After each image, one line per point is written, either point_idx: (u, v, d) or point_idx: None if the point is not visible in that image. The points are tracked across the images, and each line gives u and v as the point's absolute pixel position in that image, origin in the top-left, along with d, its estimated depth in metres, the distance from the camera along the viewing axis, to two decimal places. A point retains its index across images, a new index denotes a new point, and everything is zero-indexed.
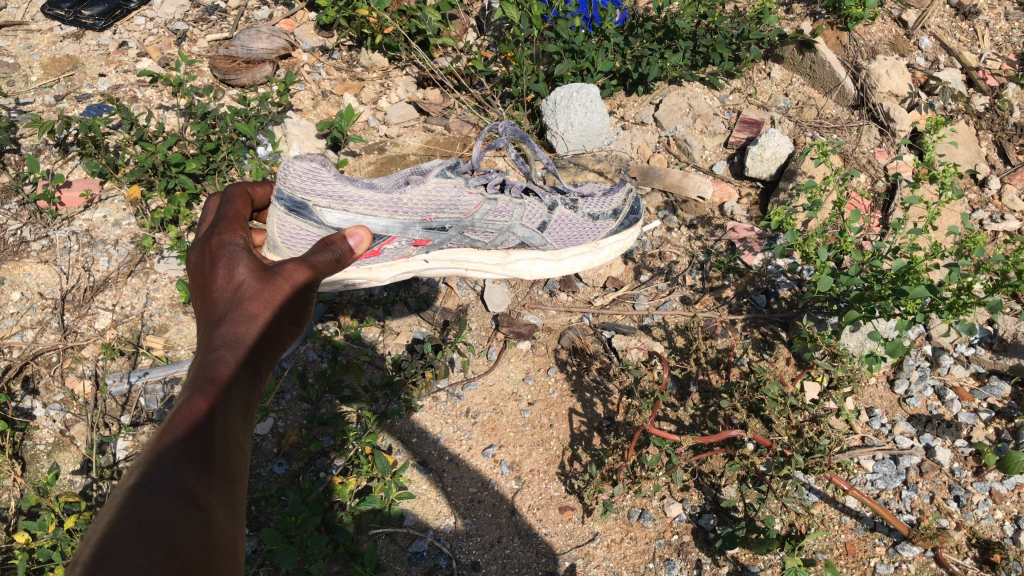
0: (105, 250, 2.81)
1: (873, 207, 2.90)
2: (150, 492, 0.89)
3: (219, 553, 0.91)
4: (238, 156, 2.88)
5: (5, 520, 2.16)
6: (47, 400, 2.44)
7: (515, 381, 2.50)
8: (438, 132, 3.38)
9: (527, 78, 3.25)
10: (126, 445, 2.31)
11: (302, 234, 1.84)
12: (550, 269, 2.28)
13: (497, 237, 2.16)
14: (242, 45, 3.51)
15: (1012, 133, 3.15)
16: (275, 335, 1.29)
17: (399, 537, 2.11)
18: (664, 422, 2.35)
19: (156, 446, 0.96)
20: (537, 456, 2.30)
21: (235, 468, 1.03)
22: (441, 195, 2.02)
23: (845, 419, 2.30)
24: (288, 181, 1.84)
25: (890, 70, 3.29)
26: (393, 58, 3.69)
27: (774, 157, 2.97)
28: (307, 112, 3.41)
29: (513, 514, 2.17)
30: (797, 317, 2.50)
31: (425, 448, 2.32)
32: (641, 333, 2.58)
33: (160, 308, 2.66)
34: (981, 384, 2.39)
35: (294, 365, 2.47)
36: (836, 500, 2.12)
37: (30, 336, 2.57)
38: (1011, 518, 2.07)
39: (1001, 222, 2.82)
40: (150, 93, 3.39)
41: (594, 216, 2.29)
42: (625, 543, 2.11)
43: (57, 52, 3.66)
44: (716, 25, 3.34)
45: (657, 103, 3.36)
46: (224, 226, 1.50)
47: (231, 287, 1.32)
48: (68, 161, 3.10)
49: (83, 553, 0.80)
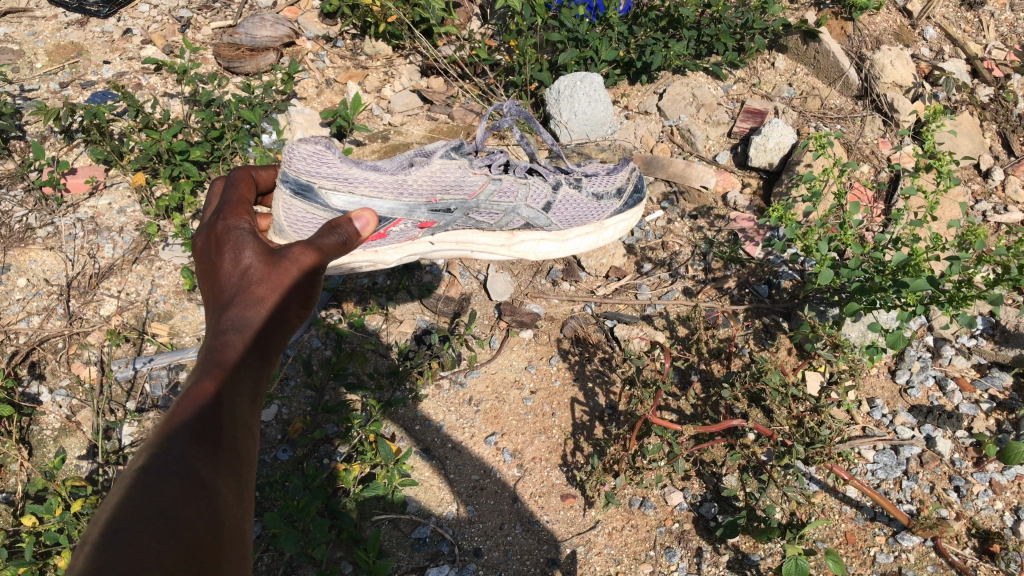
0: (110, 237, 2.83)
1: (876, 197, 2.90)
2: (160, 472, 0.91)
3: (227, 534, 0.93)
4: (242, 144, 2.91)
5: (13, 503, 2.20)
6: (52, 385, 2.47)
7: (518, 369, 2.52)
8: (441, 120, 3.38)
9: (530, 67, 3.24)
10: (132, 431, 2.34)
11: (308, 217, 1.85)
12: (555, 249, 2.29)
13: (502, 218, 2.18)
14: (247, 33, 3.54)
15: (1016, 124, 3.15)
16: (283, 318, 1.31)
17: (401, 523, 2.13)
18: (665, 412, 2.36)
19: (164, 429, 0.97)
20: (539, 444, 2.32)
21: (242, 451, 1.05)
22: (446, 176, 2.03)
23: (846, 410, 2.31)
24: (294, 164, 1.84)
25: (895, 59, 3.24)
26: (396, 46, 3.68)
27: (777, 147, 2.97)
28: (310, 100, 3.43)
29: (515, 502, 2.19)
30: (799, 307, 2.51)
31: (427, 436, 2.33)
32: (642, 323, 2.60)
33: (165, 295, 2.67)
34: (982, 375, 2.41)
35: (298, 353, 2.49)
36: (836, 490, 2.14)
37: (36, 322, 2.60)
38: (1011, 509, 2.08)
39: (1005, 213, 2.83)
40: (155, 81, 3.40)
41: (598, 195, 2.32)
42: (625, 531, 2.13)
43: (62, 39, 3.67)
44: (719, 14, 3.31)
45: (661, 93, 3.36)
46: (229, 210, 1.50)
47: (237, 272, 1.33)
48: (73, 148, 3.11)
49: (91, 532, 0.81)
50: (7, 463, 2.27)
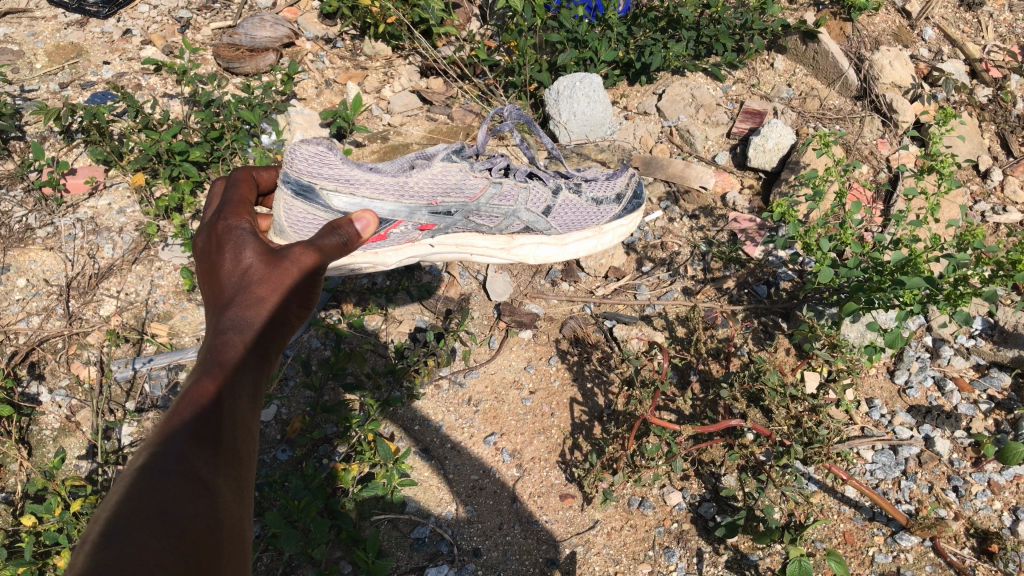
0: (110, 237, 2.83)
1: (875, 198, 2.90)
2: (159, 471, 0.91)
3: (226, 534, 0.93)
4: (242, 145, 2.91)
5: (13, 503, 2.20)
6: (52, 385, 2.47)
7: (517, 369, 2.52)
8: (441, 121, 3.39)
9: (530, 67, 3.25)
10: (132, 431, 2.34)
11: (308, 218, 1.85)
12: (554, 253, 2.28)
13: (502, 221, 2.18)
14: (247, 33, 3.54)
15: (1014, 125, 3.15)
16: (283, 318, 1.31)
17: (400, 523, 2.13)
18: (664, 412, 2.36)
19: (164, 428, 0.98)
20: (538, 444, 2.32)
21: (241, 450, 1.05)
22: (447, 179, 2.03)
23: (845, 410, 2.32)
24: (295, 165, 1.84)
25: (894, 60, 3.24)
26: (396, 46, 3.68)
27: (776, 147, 2.97)
28: (310, 101, 3.43)
29: (514, 502, 2.20)
30: (798, 307, 2.52)
31: (427, 436, 2.33)
32: (641, 324, 2.60)
33: (165, 295, 2.68)
34: (981, 375, 2.41)
35: (297, 353, 2.49)
36: (835, 490, 2.14)
37: (36, 322, 2.60)
38: (1010, 509, 2.08)
39: (1004, 214, 2.84)
40: (155, 81, 3.41)
41: (598, 200, 2.32)
42: (625, 531, 2.13)
43: (62, 39, 3.67)
44: (719, 15, 3.32)
45: (660, 93, 3.36)
46: (230, 210, 1.51)
47: (238, 271, 1.33)
48: (73, 149, 3.11)
49: (91, 530, 0.81)
50: (7, 463, 2.27)
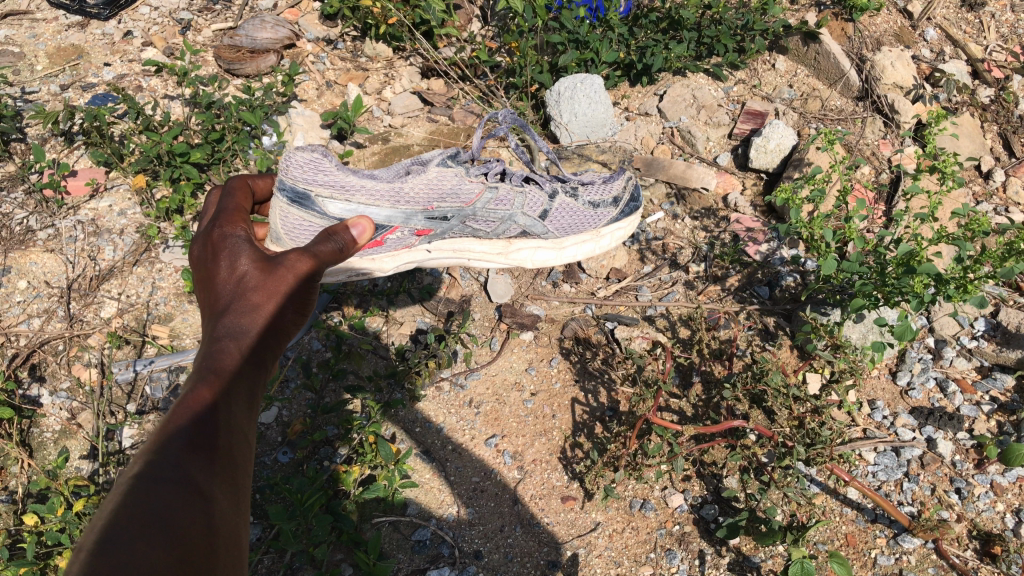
0: (110, 239, 2.83)
1: (878, 198, 2.89)
2: (156, 479, 0.90)
3: (223, 540, 0.93)
4: (243, 147, 2.91)
5: (14, 504, 2.20)
6: (53, 387, 2.47)
7: (518, 371, 2.51)
8: (442, 122, 3.38)
9: (531, 68, 3.24)
10: (133, 433, 2.34)
11: (305, 224, 1.86)
12: (552, 257, 2.30)
13: (499, 226, 2.17)
14: (247, 35, 3.55)
15: (1017, 125, 3.15)
16: (280, 324, 1.31)
17: (401, 525, 2.12)
18: (667, 413, 2.34)
19: (160, 436, 0.97)
20: (540, 446, 2.32)
21: (238, 458, 1.05)
22: (442, 184, 2.03)
23: (847, 411, 2.31)
24: (290, 172, 1.85)
25: (896, 61, 3.25)
26: (397, 48, 3.68)
27: (778, 148, 2.97)
28: (311, 102, 3.43)
29: (515, 504, 2.19)
30: (801, 308, 2.51)
31: (428, 438, 2.33)
32: (643, 325, 2.60)
33: (166, 297, 2.67)
34: (983, 376, 2.40)
35: (298, 355, 2.49)
36: (837, 492, 2.14)
37: (37, 324, 2.59)
38: (1012, 511, 2.07)
39: (1006, 215, 2.83)
40: (155, 83, 3.40)
41: (595, 204, 2.31)
42: (626, 534, 2.12)
43: (62, 42, 3.67)
44: (720, 16, 3.32)
45: (661, 94, 3.37)
46: (225, 218, 1.50)
47: (234, 279, 1.33)
48: (73, 151, 3.12)
49: (87, 537, 0.80)
50: (8, 465, 2.27)
